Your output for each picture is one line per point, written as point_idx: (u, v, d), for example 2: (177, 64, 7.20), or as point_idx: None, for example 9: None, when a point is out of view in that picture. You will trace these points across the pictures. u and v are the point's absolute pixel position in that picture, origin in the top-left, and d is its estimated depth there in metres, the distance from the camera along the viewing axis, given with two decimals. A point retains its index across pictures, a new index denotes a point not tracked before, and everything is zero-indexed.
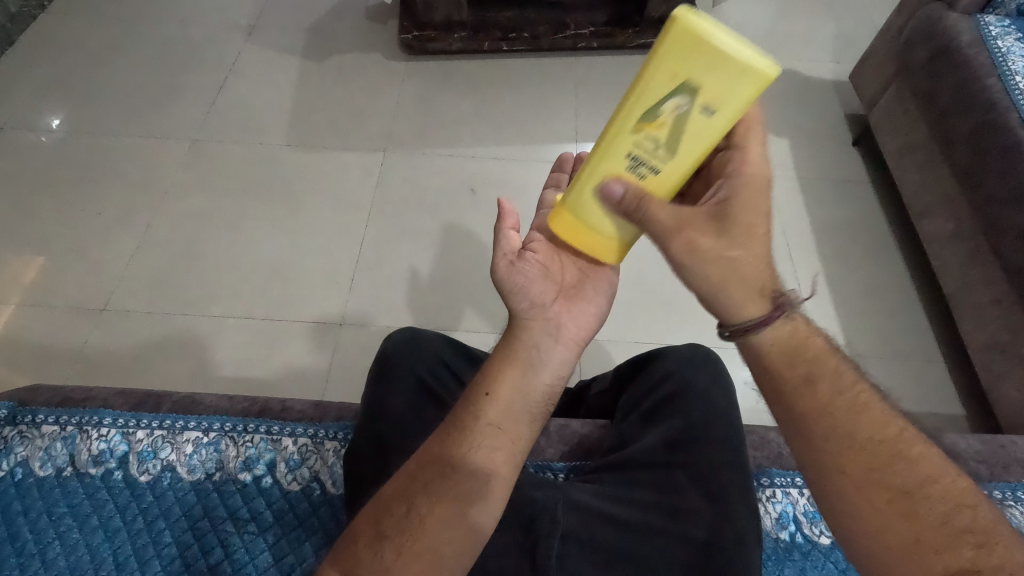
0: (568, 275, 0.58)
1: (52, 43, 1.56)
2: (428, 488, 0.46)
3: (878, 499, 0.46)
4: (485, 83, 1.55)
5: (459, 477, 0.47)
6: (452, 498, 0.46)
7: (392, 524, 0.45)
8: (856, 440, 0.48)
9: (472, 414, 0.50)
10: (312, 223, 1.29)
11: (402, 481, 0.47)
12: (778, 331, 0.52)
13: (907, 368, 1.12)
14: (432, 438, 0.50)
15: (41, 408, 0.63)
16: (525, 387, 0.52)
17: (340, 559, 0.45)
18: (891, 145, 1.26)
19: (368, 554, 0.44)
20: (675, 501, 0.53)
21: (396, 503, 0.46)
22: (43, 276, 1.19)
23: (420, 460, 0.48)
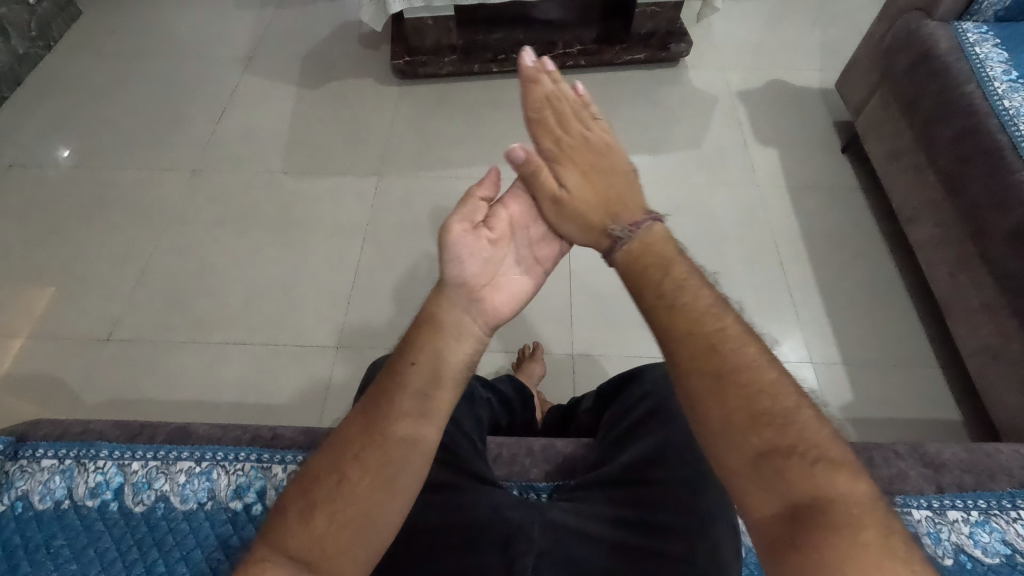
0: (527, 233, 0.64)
1: (59, 81, 1.62)
2: (358, 457, 0.49)
3: (781, 468, 0.41)
4: (477, 103, 1.58)
5: (387, 445, 0.49)
6: (383, 464, 0.48)
7: (324, 494, 0.47)
8: (737, 415, 0.44)
9: (399, 384, 0.52)
10: (310, 247, 1.32)
11: (335, 451, 0.49)
12: (653, 235, 0.58)
13: (900, 374, 1.12)
14: (358, 409, 0.51)
15: (41, 443, 0.65)
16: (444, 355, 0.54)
17: (276, 539, 0.45)
18: (877, 152, 1.27)
19: (302, 527, 0.46)
20: (651, 521, 0.53)
21: (326, 475, 0.48)
22: (51, 307, 1.23)
23: (352, 431, 0.50)
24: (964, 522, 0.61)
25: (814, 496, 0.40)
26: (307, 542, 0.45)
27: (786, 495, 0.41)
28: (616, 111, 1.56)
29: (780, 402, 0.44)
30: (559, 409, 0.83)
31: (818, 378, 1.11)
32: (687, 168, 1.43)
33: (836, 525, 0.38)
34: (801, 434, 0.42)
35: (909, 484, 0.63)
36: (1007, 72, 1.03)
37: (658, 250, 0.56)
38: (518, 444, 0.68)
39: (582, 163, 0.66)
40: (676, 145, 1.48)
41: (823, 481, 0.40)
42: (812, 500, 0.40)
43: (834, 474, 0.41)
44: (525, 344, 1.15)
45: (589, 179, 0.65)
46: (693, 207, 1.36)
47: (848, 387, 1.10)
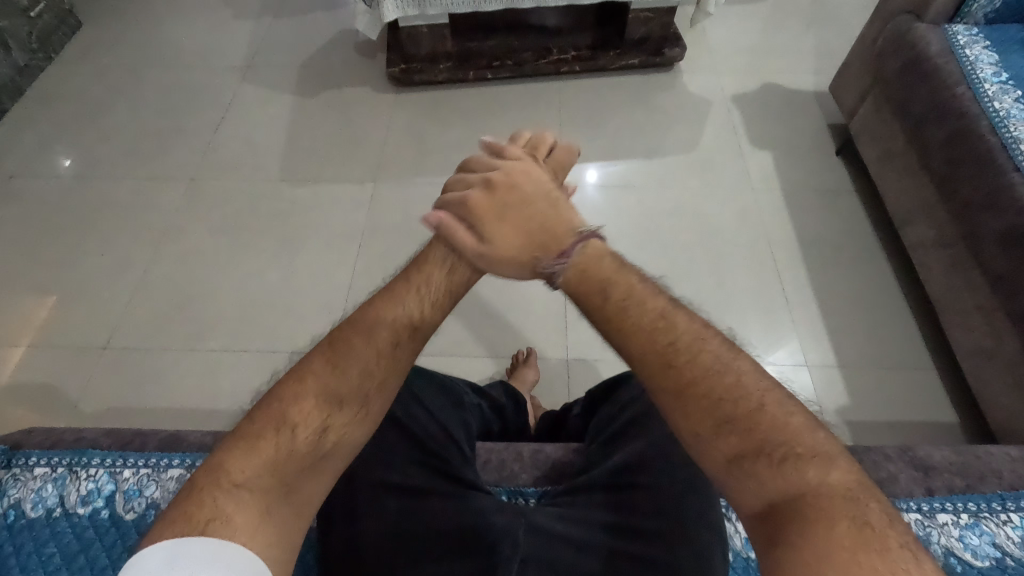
0: (372, 359, 0.49)
1: (59, 92, 1.63)
2: (334, 378, 0.47)
3: (754, 463, 0.39)
4: (472, 110, 1.59)
5: (359, 380, 0.48)
6: (351, 399, 0.47)
7: (295, 421, 0.44)
8: (704, 410, 0.42)
9: (379, 326, 0.51)
10: (306, 254, 1.33)
11: (313, 362, 0.48)
12: (585, 256, 0.54)
13: (896, 376, 1.11)
14: (342, 330, 0.50)
15: (34, 451, 0.66)
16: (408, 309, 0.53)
17: (247, 453, 0.42)
18: (870, 154, 1.28)
19: (273, 449, 0.43)
20: (635, 524, 0.54)
21: (299, 389, 0.46)
22: (51, 316, 1.24)
23: (325, 352, 0.49)
24: (953, 525, 0.61)
25: (790, 491, 0.38)
26: (280, 472, 0.43)
27: (762, 493, 0.39)
28: (610, 116, 1.56)
29: (746, 393, 0.42)
30: (552, 415, 0.84)
31: (814, 381, 1.11)
32: (682, 172, 1.44)
33: (818, 524, 0.35)
34: (767, 423, 0.40)
35: (899, 487, 0.63)
36: (998, 74, 1.03)
37: (601, 297, 0.50)
38: (506, 450, 0.69)
39: (491, 210, 0.59)
40: (670, 150, 1.48)
41: (800, 474, 0.38)
42: (788, 495, 0.37)
43: (809, 461, 0.38)
44: (519, 350, 1.16)
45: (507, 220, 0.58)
46: (687, 211, 1.36)
47: (844, 390, 1.10)
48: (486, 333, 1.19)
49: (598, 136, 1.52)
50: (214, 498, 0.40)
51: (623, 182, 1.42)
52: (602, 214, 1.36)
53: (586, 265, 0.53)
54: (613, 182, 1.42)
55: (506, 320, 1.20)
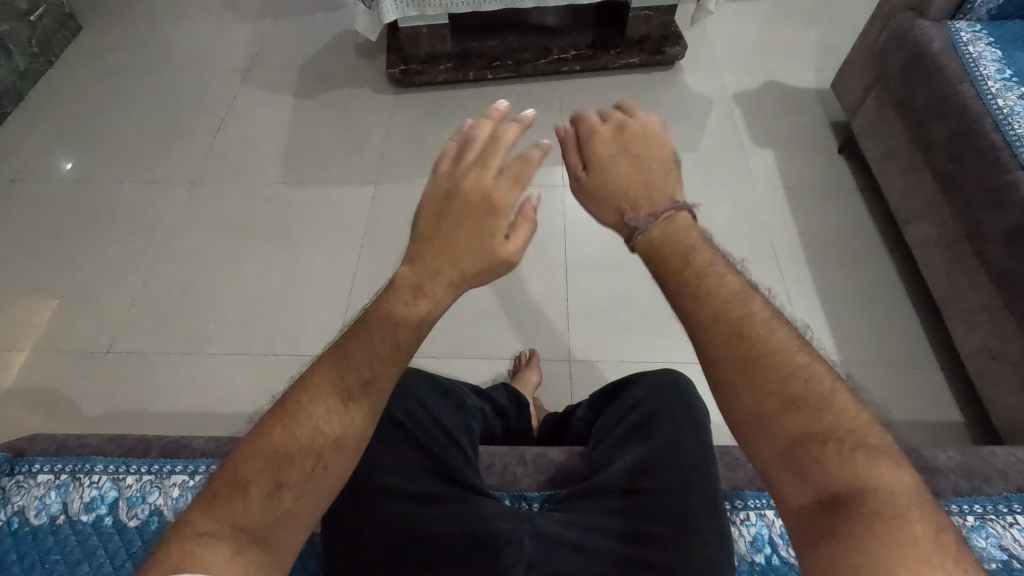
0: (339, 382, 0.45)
1: (59, 96, 1.63)
2: (285, 434, 0.44)
3: (816, 458, 0.39)
4: (472, 110, 1.59)
5: (307, 438, 0.44)
6: (303, 455, 0.44)
7: (249, 480, 0.43)
8: (783, 396, 0.41)
9: (331, 378, 0.45)
10: (308, 256, 1.32)
11: (265, 421, 0.45)
12: (674, 226, 0.50)
13: (900, 376, 1.11)
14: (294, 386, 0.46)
15: (37, 458, 0.66)
16: (377, 343, 0.46)
17: (210, 510, 0.42)
18: (874, 152, 1.27)
19: (234, 502, 0.42)
20: (639, 529, 0.54)
21: (253, 450, 0.44)
22: (54, 320, 1.24)
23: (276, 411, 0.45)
24: (959, 528, 0.60)
25: (854, 484, 0.38)
26: (244, 527, 0.41)
27: (827, 484, 0.38)
28: None
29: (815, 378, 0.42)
30: (553, 417, 0.84)
31: None
32: (683, 172, 1.43)
33: (881, 518, 0.36)
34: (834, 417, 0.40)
35: None
36: (1001, 71, 1.03)
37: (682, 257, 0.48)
38: (510, 454, 0.69)
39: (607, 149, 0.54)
40: None
41: (855, 467, 0.38)
42: (848, 489, 0.38)
43: (877, 459, 0.38)
44: (522, 352, 1.15)
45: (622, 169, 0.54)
46: None
47: None
48: (488, 335, 1.19)
49: None
50: (182, 546, 0.39)
51: None
52: None
53: (672, 238, 0.49)
54: None
55: (508, 322, 1.20)
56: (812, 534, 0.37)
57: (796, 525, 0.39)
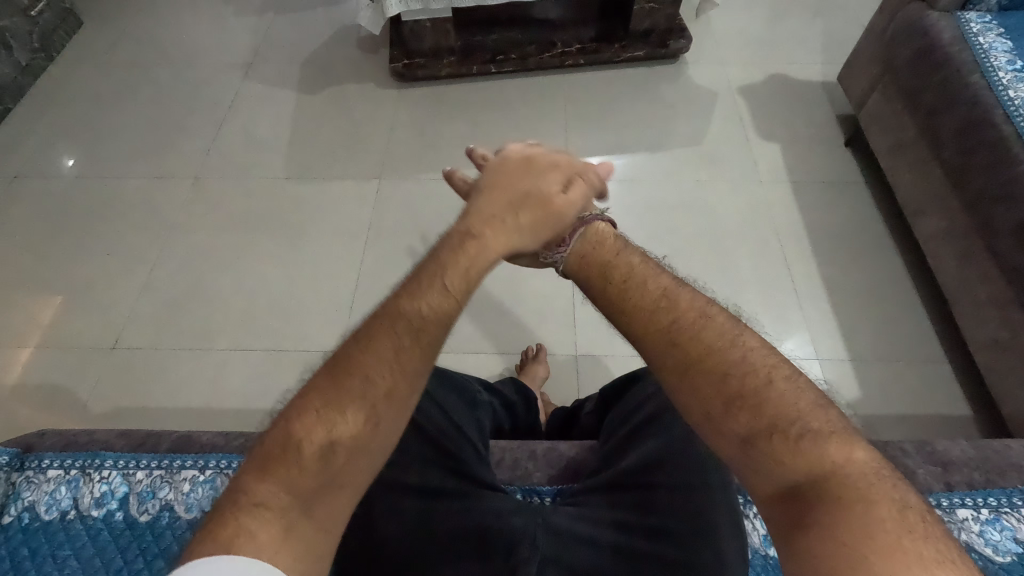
0: (378, 357, 0.48)
1: (61, 92, 1.63)
2: (341, 391, 0.46)
3: (775, 444, 0.41)
4: (476, 105, 1.58)
5: (362, 391, 0.46)
6: (355, 413, 0.45)
7: (301, 439, 0.44)
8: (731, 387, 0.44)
9: (388, 331, 0.49)
10: (312, 252, 1.32)
11: (319, 378, 0.47)
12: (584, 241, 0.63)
13: (908, 369, 1.11)
14: (351, 339, 0.49)
15: (46, 453, 0.65)
16: (428, 300, 0.51)
17: (263, 474, 0.42)
18: (881, 145, 1.26)
19: (286, 472, 0.42)
20: (653, 522, 0.53)
21: (308, 405, 0.45)
22: (59, 316, 1.24)
23: (331, 366, 0.47)
24: (974, 521, 0.60)
25: (810, 474, 0.39)
26: (299, 487, 0.42)
27: (784, 474, 0.40)
28: (616, 109, 1.55)
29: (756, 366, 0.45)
30: (562, 412, 0.84)
31: (826, 374, 1.10)
32: (688, 166, 1.42)
33: (854, 501, 0.36)
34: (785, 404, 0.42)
35: (917, 482, 0.63)
36: (1012, 62, 1.02)
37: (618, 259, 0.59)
38: (520, 449, 0.69)
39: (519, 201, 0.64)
40: (676, 142, 1.47)
41: (819, 452, 0.40)
42: (815, 474, 0.39)
43: (831, 443, 0.40)
44: (528, 347, 1.15)
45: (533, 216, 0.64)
46: (694, 204, 1.35)
47: (856, 383, 1.09)
48: (494, 330, 1.19)
49: (603, 129, 1.51)
50: (234, 515, 0.39)
51: (629, 175, 1.41)
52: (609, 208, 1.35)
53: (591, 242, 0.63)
54: (619, 176, 1.41)
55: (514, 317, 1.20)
56: (782, 526, 0.38)
57: (773, 520, 0.40)
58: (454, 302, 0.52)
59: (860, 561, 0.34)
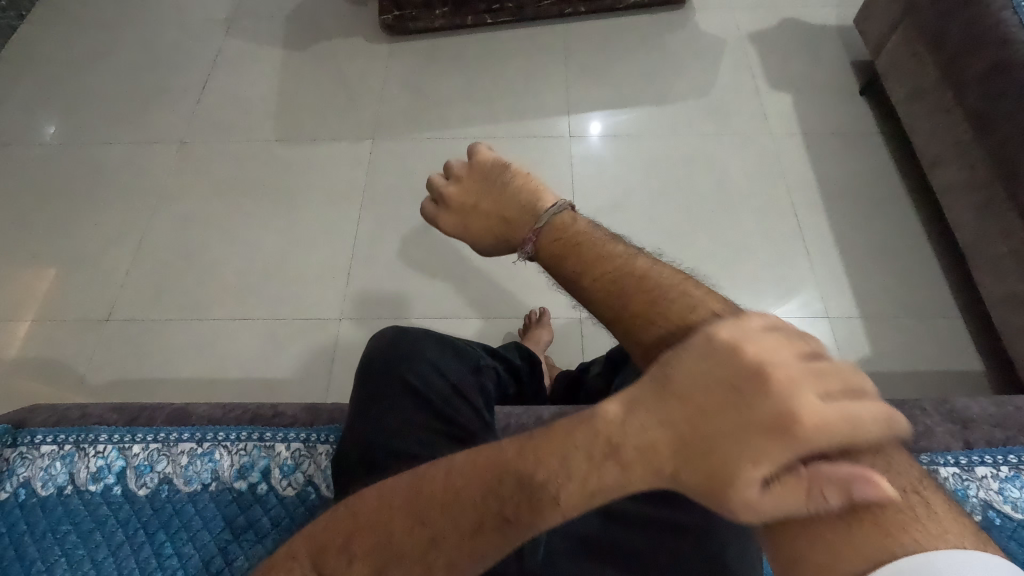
0: (455, 522, 0.36)
1: (35, 53, 1.55)
2: (408, 530, 0.37)
3: None
4: (471, 58, 1.50)
5: (429, 537, 0.36)
6: (412, 559, 0.37)
7: (355, 556, 0.37)
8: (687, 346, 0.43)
9: (478, 482, 0.36)
10: (306, 217, 1.28)
11: (399, 481, 0.39)
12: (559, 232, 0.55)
13: (920, 325, 1.08)
14: (443, 458, 0.38)
15: (39, 429, 0.64)
16: (540, 488, 0.35)
17: (316, 564, 0.38)
18: (900, 93, 1.19)
19: (332, 574, 0.37)
20: (667, 490, 0.52)
21: (370, 524, 0.37)
22: (51, 289, 1.21)
23: (410, 481, 0.38)
24: (993, 478, 0.59)
25: None
26: None
27: None
28: (619, 59, 1.47)
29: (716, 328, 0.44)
30: (569, 375, 0.82)
31: (835, 332, 1.08)
32: (695, 119, 1.36)
33: None
34: None
35: (936, 441, 0.61)
36: None
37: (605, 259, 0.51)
38: (526, 415, 0.67)
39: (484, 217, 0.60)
40: (682, 95, 1.40)
41: None
42: None
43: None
44: (532, 310, 1.13)
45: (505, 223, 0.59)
46: (700, 160, 1.30)
47: (866, 341, 1.07)
48: (498, 296, 1.16)
49: (606, 82, 1.43)
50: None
51: (633, 130, 1.35)
52: (613, 165, 1.30)
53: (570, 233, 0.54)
54: (622, 132, 1.35)
55: (517, 281, 1.17)
56: None
57: None
58: (558, 511, 0.34)
59: (815, 539, 0.33)
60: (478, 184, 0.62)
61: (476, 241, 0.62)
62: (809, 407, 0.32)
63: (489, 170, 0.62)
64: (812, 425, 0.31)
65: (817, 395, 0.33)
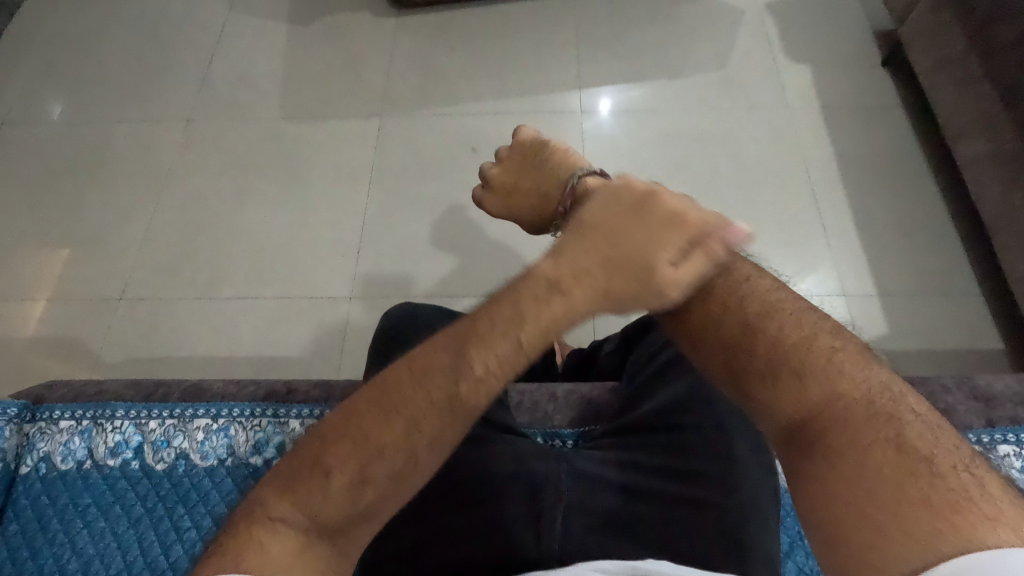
0: (415, 397, 0.39)
1: (40, 31, 1.53)
2: (380, 426, 0.39)
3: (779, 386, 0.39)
4: (480, 32, 1.46)
5: (401, 431, 0.39)
6: (393, 453, 0.39)
7: (333, 466, 0.38)
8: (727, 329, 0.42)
9: (436, 365, 0.40)
10: (315, 196, 1.27)
11: (361, 392, 0.41)
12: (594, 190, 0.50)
13: (939, 304, 1.06)
14: (395, 362, 0.42)
15: (57, 404, 0.64)
16: (492, 353, 0.40)
17: (287, 492, 0.38)
18: (925, 63, 1.15)
19: (306, 491, 0.38)
20: (683, 466, 0.52)
21: (343, 429, 0.39)
22: (64, 268, 1.21)
23: (372, 386, 0.41)
24: (1016, 456, 0.58)
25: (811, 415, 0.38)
26: (321, 513, 0.38)
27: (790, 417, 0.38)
28: (632, 31, 1.43)
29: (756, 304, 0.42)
30: (578, 353, 0.81)
31: (852, 310, 1.06)
32: (711, 92, 1.32)
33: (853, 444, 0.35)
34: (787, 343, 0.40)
35: (957, 419, 0.60)
36: None
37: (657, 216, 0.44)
38: (540, 392, 0.67)
39: (527, 195, 0.61)
40: (698, 68, 1.36)
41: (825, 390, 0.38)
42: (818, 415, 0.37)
43: (812, 381, 0.38)
44: None
45: (545, 199, 0.60)
46: (716, 135, 1.26)
47: (884, 319, 1.05)
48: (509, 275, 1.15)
49: (618, 55, 1.39)
50: (250, 528, 0.37)
51: (646, 105, 1.32)
52: (625, 141, 1.27)
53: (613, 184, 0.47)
54: (635, 107, 1.32)
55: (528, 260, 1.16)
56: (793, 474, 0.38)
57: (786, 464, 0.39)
58: (519, 360, 0.40)
59: (893, 535, 0.32)
60: (519, 164, 0.63)
61: (520, 221, 0.63)
62: (668, 264, 0.42)
63: (529, 148, 0.62)
64: (689, 261, 0.42)
65: (675, 256, 0.42)
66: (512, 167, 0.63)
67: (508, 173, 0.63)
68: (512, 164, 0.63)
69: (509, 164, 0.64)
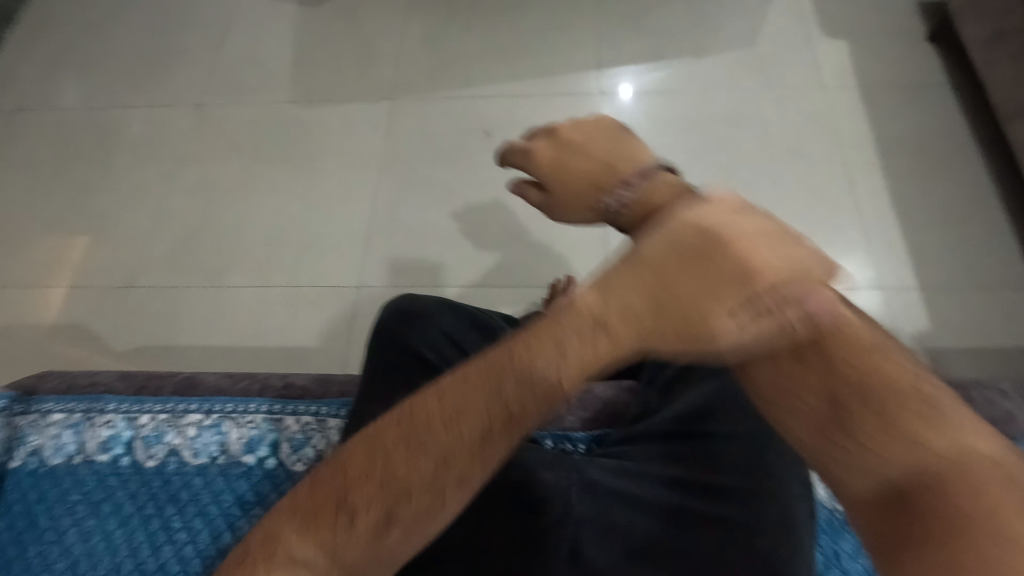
0: (456, 423, 0.32)
1: (52, 15, 1.52)
2: (406, 460, 0.32)
3: None
4: (494, 11, 1.40)
5: (437, 459, 0.32)
6: (423, 488, 0.32)
7: (356, 502, 0.32)
8: None
9: (477, 394, 0.32)
10: (323, 182, 1.23)
11: (385, 418, 0.34)
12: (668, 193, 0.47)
13: (988, 298, 0.98)
14: (428, 388, 0.34)
15: (49, 398, 0.63)
16: (541, 374, 0.32)
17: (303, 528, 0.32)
18: (976, 35, 1.06)
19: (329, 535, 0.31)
20: (708, 479, 0.48)
21: (368, 458, 0.32)
22: (75, 255, 1.20)
23: (398, 417, 0.33)
24: None
25: None
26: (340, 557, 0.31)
27: None
28: (654, 8, 1.35)
29: None
30: None
31: (890, 305, 0.99)
32: (738, 71, 1.24)
33: None
34: None
35: None
36: None
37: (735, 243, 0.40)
38: None
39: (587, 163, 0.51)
40: (725, 45, 1.28)
41: None
42: None
43: None
44: (557, 280, 1.07)
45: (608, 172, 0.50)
46: (743, 116, 1.19)
47: (925, 315, 0.98)
48: (523, 266, 1.11)
49: (639, 33, 1.32)
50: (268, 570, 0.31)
51: (669, 85, 1.25)
52: (646, 125, 1.20)
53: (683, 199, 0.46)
54: (657, 88, 1.24)
55: (542, 250, 1.11)
56: None
57: None
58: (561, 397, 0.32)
59: None
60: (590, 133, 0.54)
61: (562, 186, 0.52)
62: (767, 261, 0.33)
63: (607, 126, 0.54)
64: (752, 264, 0.33)
65: (773, 254, 0.33)
66: (579, 131, 0.54)
67: (571, 136, 0.54)
68: (581, 129, 0.54)
69: (576, 128, 0.54)
